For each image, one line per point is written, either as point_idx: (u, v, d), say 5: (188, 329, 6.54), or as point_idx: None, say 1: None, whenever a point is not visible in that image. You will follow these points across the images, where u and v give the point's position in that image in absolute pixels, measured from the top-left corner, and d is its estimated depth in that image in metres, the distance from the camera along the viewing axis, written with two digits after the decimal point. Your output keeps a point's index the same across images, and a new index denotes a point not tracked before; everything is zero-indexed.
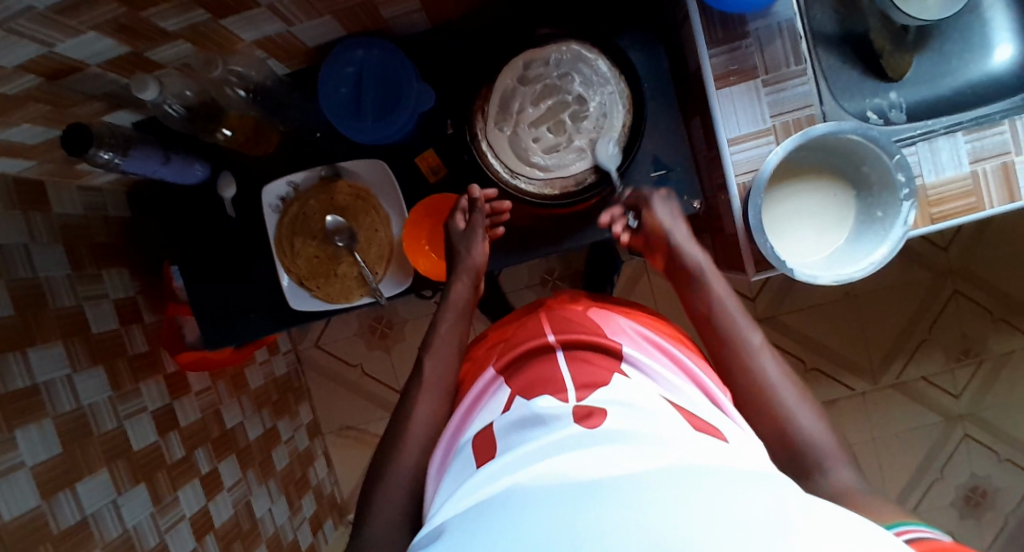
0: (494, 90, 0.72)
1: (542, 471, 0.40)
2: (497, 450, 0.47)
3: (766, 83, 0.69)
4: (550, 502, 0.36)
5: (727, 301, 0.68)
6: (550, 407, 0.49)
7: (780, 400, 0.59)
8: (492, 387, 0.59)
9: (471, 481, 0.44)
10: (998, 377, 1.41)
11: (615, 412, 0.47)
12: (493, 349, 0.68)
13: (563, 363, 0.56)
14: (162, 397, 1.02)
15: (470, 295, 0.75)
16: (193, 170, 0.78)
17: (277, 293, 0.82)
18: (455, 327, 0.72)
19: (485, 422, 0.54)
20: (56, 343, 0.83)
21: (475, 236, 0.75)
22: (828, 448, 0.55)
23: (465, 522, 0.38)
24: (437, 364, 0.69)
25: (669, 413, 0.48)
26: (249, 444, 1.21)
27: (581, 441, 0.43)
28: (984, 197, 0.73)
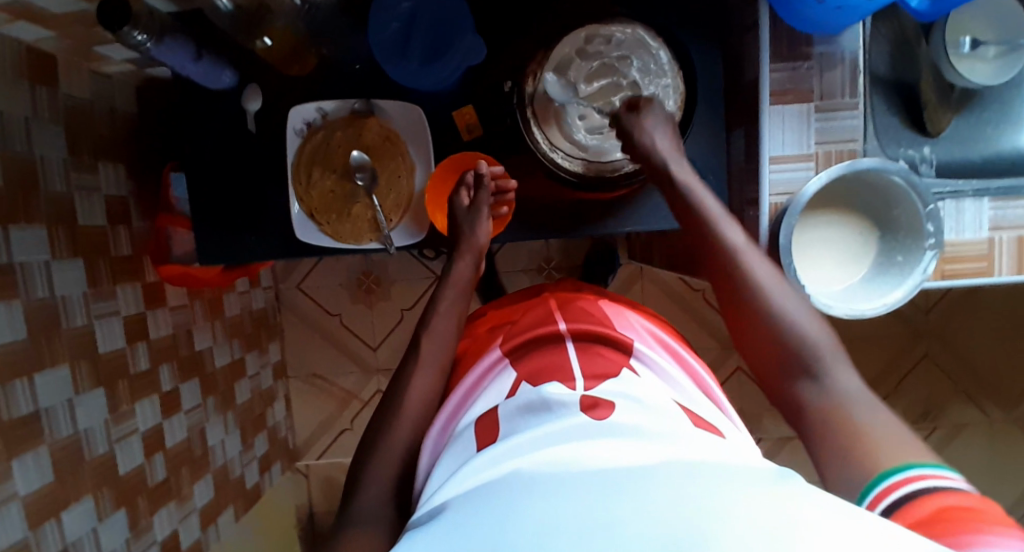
0: (552, 57, 0.71)
1: (548, 458, 0.39)
2: (499, 436, 0.47)
3: (818, 109, 0.70)
4: (563, 486, 0.35)
5: (722, 222, 0.64)
6: (559, 393, 0.49)
7: (781, 325, 0.58)
8: (494, 370, 0.58)
9: (471, 465, 0.43)
10: (949, 444, 1.46)
11: (622, 405, 0.46)
12: (499, 330, 0.67)
13: (574, 354, 0.56)
14: (137, 304, 0.98)
15: (472, 275, 0.73)
16: (221, 76, 0.75)
17: (283, 220, 0.79)
18: (454, 308, 0.70)
19: (488, 405, 0.53)
20: (40, 226, 0.79)
21: (478, 214, 0.73)
22: (829, 365, 0.55)
23: (464, 503, 0.37)
24: (433, 344, 0.67)
25: (675, 411, 0.47)
26: (214, 371, 1.18)
27: (591, 431, 0.42)
28: (995, 264, 0.74)
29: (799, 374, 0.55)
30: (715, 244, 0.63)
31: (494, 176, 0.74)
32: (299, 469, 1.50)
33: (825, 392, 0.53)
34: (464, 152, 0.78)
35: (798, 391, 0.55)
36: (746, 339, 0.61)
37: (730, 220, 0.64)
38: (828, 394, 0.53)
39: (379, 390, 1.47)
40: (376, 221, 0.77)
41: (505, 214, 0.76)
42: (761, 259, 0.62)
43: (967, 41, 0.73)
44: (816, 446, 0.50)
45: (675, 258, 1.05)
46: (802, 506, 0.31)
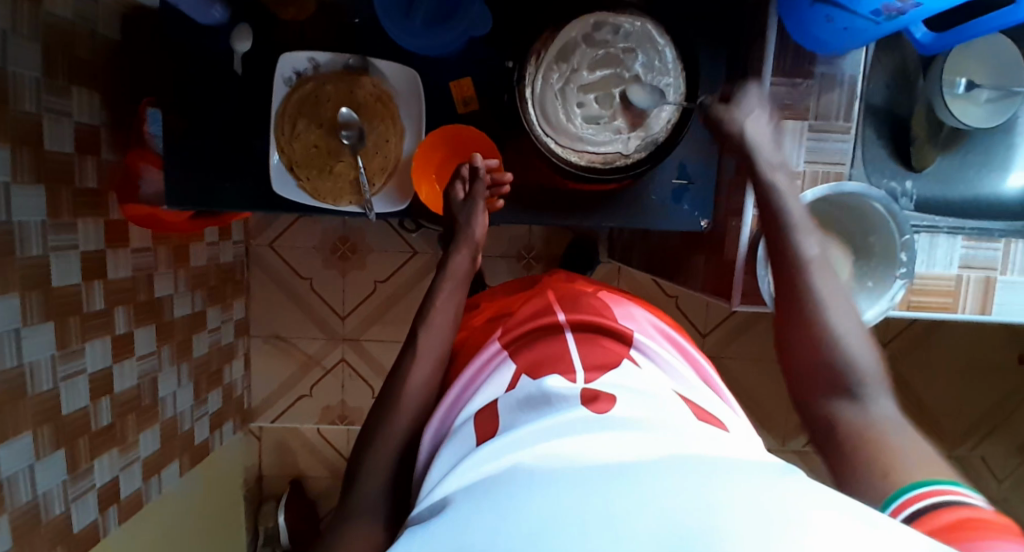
0: (557, 39, 0.69)
1: (548, 450, 0.39)
2: (498, 430, 0.46)
3: (812, 128, 0.70)
4: (568, 477, 0.34)
5: (799, 226, 0.60)
6: (560, 386, 0.48)
7: (834, 339, 0.54)
8: (493, 362, 0.57)
9: (468, 460, 0.42)
10: None
11: (624, 398, 0.46)
12: (498, 322, 0.66)
13: (574, 345, 0.56)
14: (97, 242, 0.94)
15: (470, 267, 0.72)
16: (211, 11, 0.72)
17: (262, 172, 0.77)
18: (451, 300, 0.69)
19: (488, 399, 0.52)
20: (4, 145, 0.75)
21: (473, 210, 0.72)
22: (875, 389, 0.51)
23: (462, 496, 0.37)
24: (434, 336, 0.65)
25: (678, 402, 0.48)
26: (172, 320, 1.14)
27: (589, 424, 0.42)
28: (959, 300, 0.76)
29: (839, 391, 0.52)
30: (785, 243, 0.59)
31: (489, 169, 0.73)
32: (251, 431, 1.47)
33: (862, 415, 0.50)
34: (446, 127, 0.76)
35: (836, 410, 0.52)
36: (790, 349, 0.57)
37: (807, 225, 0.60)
38: (866, 418, 0.50)
39: (343, 359, 1.45)
40: (358, 183, 0.75)
41: (498, 206, 0.76)
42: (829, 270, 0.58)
43: (962, 81, 0.74)
44: (857, 458, 0.46)
45: (654, 261, 1.05)
46: (821, 502, 0.30)
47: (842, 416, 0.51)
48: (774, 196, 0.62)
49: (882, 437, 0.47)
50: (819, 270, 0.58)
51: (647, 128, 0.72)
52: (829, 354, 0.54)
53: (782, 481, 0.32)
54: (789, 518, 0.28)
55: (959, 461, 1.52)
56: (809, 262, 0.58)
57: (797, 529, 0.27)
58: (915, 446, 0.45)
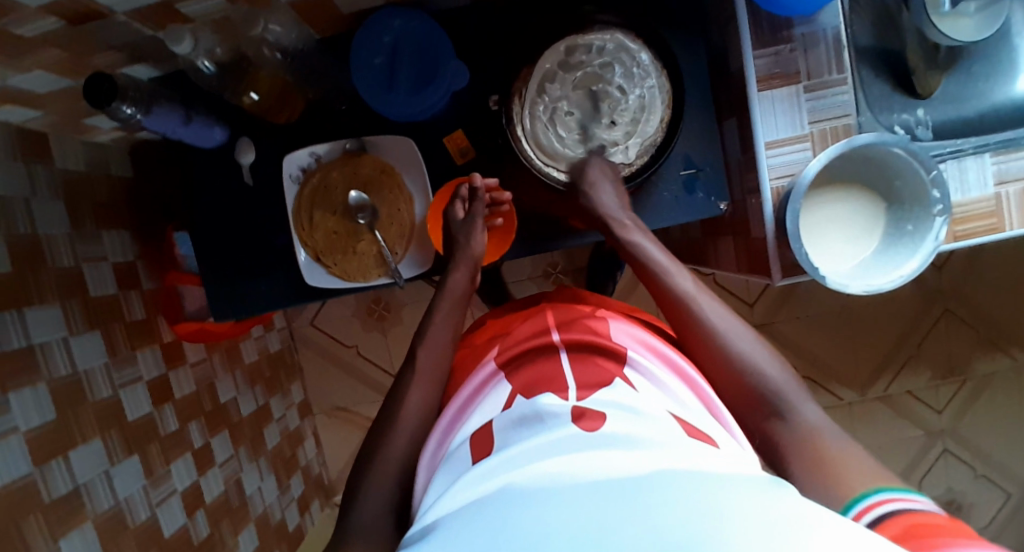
0: (534, 73, 0.71)
1: (539, 471, 0.42)
2: (491, 448, 0.49)
3: (807, 89, 0.69)
4: (555, 499, 0.37)
5: (671, 273, 0.66)
6: (552, 404, 0.51)
7: (747, 364, 0.59)
8: (489, 383, 0.61)
9: (464, 479, 0.45)
10: (980, 396, 1.49)
11: (614, 415, 0.48)
12: (493, 344, 0.69)
13: (568, 364, 0.59)
14: (157, 367, 0.98)
15: (467, 287, 0.73)
16: (213, 133, 0.74)
17: (289, 268, 0.80)
18: (449, 320, 0.70)
19: (482, 419, 0.55)
20: (53, 304, 0.80)
21: (473, 229, 0.73)
22: (794, 399, 0.56)
23: (454, 520, 0.40)
24: (430, 356, 0.68)
25: (667, 420, 0.49)
26: (240, 420, 1.19)
27: (585, 439, 0.45)
28: (1005, 218, 0.73)
29: (768, 411, 0.56)
30: (669, 293, 0.65)
31: (489, 188, 0.74)
32: (337, 504, 1.50)
33: (797, 429, 0.54)
34: (454, 182, 0.78)
35: (773, 432, 0.55)
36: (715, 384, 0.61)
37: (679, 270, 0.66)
38: (799, 435, 0.54)
39: None
40: (382, 255, 0.77)
41: (498, 225, 0.77)
42: (713, 300, 0.64)
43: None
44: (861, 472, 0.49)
45: (683, 250, 1.06)
46: (819, 518, 0.33)
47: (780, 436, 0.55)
48: (643, 255, 0.68)
49: (821, 450, 0.51)
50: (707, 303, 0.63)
51: (643, 134, 0.72)
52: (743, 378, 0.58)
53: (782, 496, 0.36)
54: (788, 531, 0.32)
55: None
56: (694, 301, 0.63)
57: (793, 537, 0.31)
58: (854, 457, 0.50)
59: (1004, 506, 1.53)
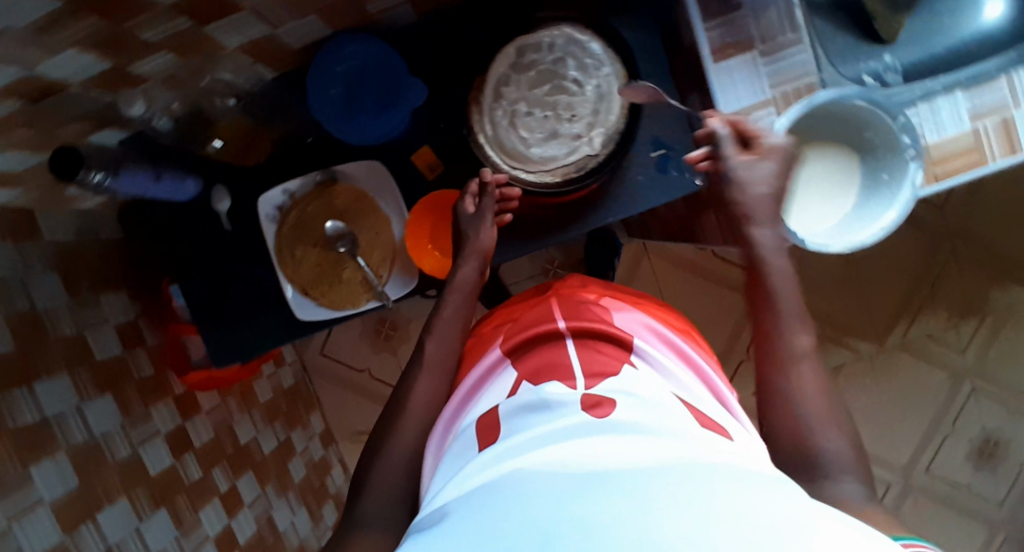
0: (487, 79, 0.71)
1: (544, 459, 0.43)
2: (500, 434, 0.51)
3: (763, 54, 0.68)
4: (553, 483, 0.38)
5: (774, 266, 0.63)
6: (560, 393, 0.54)
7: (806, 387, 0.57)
8: (495, 369, 0.64)
9: (471, 471, 0.47)
10: (1003, 329, 1.46)
11: (623, 402, 0.51)
12: (498, 330, 0.71)
13: (573, 350, 0.61)
14: (173, 419, 1.00)
15: (476, 279, 0.73)
16: (185, 186, 0.75)
17: (281, 306, 0.80)
18: (457, 313, 0.72)
19: (491, 403, 0.58)
20: (61, 374, 0.82)
21: (483, 222, 0.71)
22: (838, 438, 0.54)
23: (461, 507, 0.41)
24: (440, 344, 0.70)
25: (679, 408, 0.52)
26: (265, 459, 1.20)
27: (588, 429, 0.46)
28: (987, 152, 0.71)
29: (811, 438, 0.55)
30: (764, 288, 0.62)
31: (499, 183, 0.70)
32: None
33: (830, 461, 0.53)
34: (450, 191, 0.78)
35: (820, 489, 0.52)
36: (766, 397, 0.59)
37: (781, 267, 0.63)
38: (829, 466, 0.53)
39: None
40: (368, 280, 0.78)
41: (507, 220, 0.74)
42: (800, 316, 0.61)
43: None
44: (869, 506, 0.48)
45: (671, 231, 1.06)
46: (824, 518, 0.33)
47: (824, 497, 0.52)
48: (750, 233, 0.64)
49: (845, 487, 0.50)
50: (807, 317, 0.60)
51: (607, 122, 0.71)
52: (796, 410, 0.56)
53: (787, 497, 0.35)
54: (786, 532, 0.31)
55: None
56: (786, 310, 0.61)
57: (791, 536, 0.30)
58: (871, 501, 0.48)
59: None
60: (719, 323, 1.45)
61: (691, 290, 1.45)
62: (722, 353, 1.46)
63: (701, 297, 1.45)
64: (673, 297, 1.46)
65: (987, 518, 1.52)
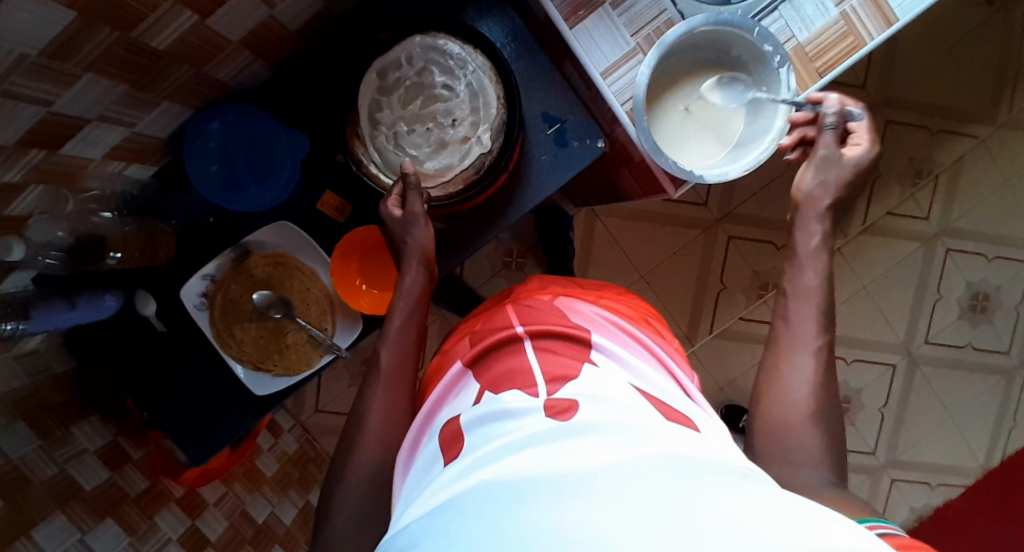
0: (359, 110, 0.70)
1: (510, 467, 0.44)
2: (462, 447, 0.52)
3: (614, 5, 0.67)
4: (520, 492, 0.39)
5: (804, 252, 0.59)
6: (522, 400, 0.54)
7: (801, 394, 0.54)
8: (459, 383, 0.64)
9: (438, 486, 0.47)
10: (958, 184, 1.48)
11: (584, 402, 0.51)
12: (460, 342, 0.72)
13: (532, 354, 0.61)
14: (181, 521, 1.02)
15: (425, 284, 0.71)
16: (106, 303, 0.75)
17: (239, 388, 0.80)
18: (410, 323, 0.70)
19: (456, 413, 0.59)
20: (55, 514, 0.82)
21: (418, 223, 0.69)
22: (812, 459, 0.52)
23: (431, 523, 0.41)
24: (396, 355, 0.68)
25: (644, 405, 0.53)
26: (288, 529, 1.21)
27: (553, 434, 0.47)
28: (861, 33, 0.71)
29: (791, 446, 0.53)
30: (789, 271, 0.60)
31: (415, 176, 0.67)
32: None
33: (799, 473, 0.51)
34: (370, 227, 0.77)
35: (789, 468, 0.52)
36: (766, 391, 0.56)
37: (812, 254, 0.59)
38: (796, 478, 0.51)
39: None
40: (314, 337, 0.79)
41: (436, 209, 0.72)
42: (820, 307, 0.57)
43: None
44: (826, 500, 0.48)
45: (603, 191, 1.06)
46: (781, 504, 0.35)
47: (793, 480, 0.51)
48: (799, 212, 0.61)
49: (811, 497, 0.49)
50: (805, 299, 0.57)
51: (489, 116, 0.70)
52: (786, 396, 0.54)
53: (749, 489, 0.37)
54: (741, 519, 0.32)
55: (1010, 127, 1.46)
56: (808, 298, 0.58)
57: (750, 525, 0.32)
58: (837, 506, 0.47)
59: None
60: (686, 262, 1.46)
61: (650, 238, 1.45)
62: (698, 288, 1.47)
63: (662, 242, 1.46)
64: (635, 250, 1.46)
65: (995, 366, 1.55)
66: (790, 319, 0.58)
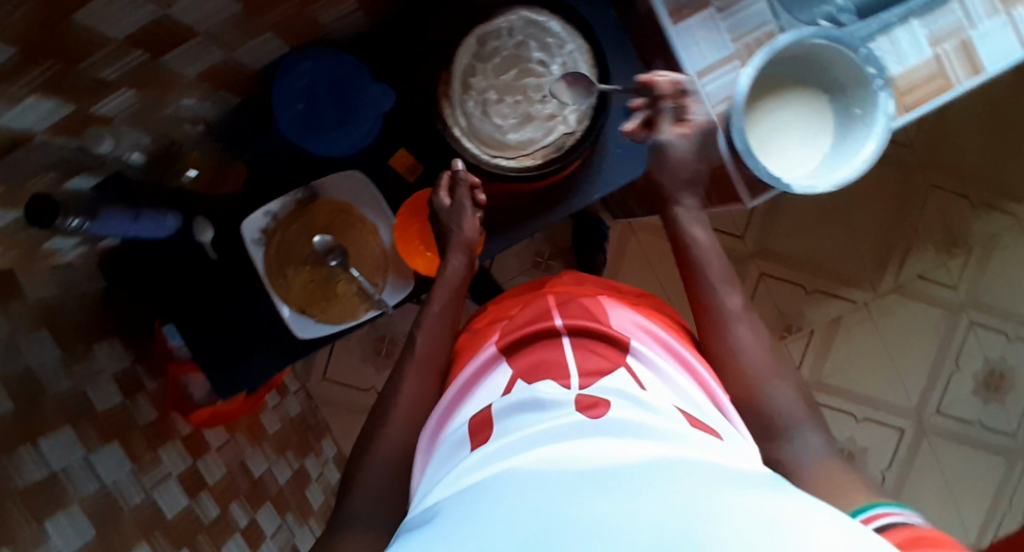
0: (454, 71, 0.70)
1: (543, 456, 0.41)
2: (491, 434, 0.48)
3: (719, 10, 0.69)
4: (560, 483, 0.36)
5: (720, 282, 0.66)
6: (552, 393, 0.50)
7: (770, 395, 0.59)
8: (488, 367, 0.60)
9: (461, 472, 0.44)
10: (989, 259, 1.49)
11: (617, 402, 0.48)
12: (492, 327, 0.68)
13: (569, 349, 0.58)
14: (183, 460, 0.97)
15: (465, 272, 0.72)
16: (166, 221, 0.75)
17: (279, 328, 0.80)
18: (446, 311, 0.71)
19: (483, 403, 0.55)
20: (65, 428, 0.78)
21: (465, 215, 0.71)
22: (799, 430, 0.57)
23: (454, 505, 0.39)
24: (428, 339, 0.68)
25: (671, 411, 0.49)
26: (281, 489, 1.17)
27: (579, 431, 0.44)
28: (951, 76, 0.72)
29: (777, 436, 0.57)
30: (709, 298, 0.65)
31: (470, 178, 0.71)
32: None
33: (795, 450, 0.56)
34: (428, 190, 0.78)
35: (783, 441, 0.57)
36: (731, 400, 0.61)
37: (727, 279, 0.66)
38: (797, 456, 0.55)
39: None
40: (363, 290, 0.78)
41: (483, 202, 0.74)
42: (750, 321, 0.63)
43: None
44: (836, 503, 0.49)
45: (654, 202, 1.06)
46: (826, 517, 0.32)
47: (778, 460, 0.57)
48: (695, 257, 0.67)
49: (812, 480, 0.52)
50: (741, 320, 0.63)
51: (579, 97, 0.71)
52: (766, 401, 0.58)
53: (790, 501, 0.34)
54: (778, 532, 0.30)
55: None
56: (732, 314, 0.64)
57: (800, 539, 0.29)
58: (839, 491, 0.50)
59: None
60: None
61: None
62: None
63: None
64: (665, 271, 1.46)
65: (999, 446, 1.54)
66: (731, 336, 0.63)
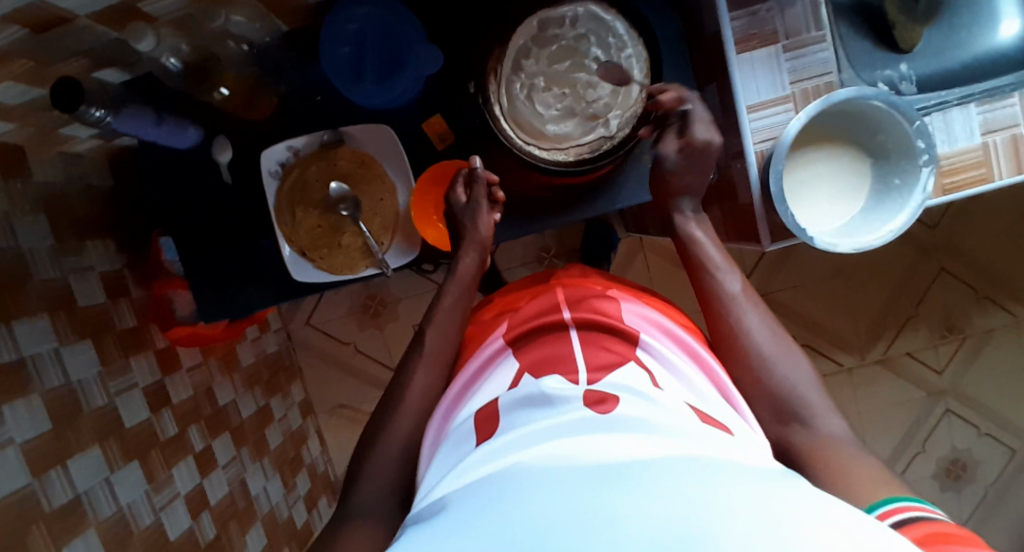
0: (507, 51, 0.69)
1: (549, 450, 0.40)
2: (497, 428, 0.48)
3: (786, 49, 0.68)
4: (574, 478, 0.35)
5: (720, 270, 0.68)
6: (559, 387, 0.49)
7: (778, 376, 0.59)
8: (494, 360, 0.60)
9: (468, 463, 0.44)
10: (979, 353, 1.48)
11: (625, 398, 0.47)
12: (500, 319, 0.67)
13: (578, 346, 0.57)
14: (153, 374, 0.95)
15: (478, 269, 0.73)
16: (186, 133, 0.73)
17: (278, 264, 0.79)
18: (458, 303, 0.71)
19: (489, 397, 0.54)
20: (42, 316, 0.76)
21: (479, 211, 0.73)
22: (820, 412, 0.56)
23: (462, 500, 0.38)
24: (439, 335, 0.68)
25: (681, 408, 0.48)
26: (242, 422, 1.16)
27: (591, 425, 0.42)
28: (994, 168, 0.71)
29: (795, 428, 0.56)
30: (710, 288, 0.67)
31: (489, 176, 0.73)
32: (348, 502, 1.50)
33: (814, 437, 0.54)
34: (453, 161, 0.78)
35: (790, 435, 0.56)
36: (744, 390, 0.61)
37: (727, 266, 0.68)
38: (817, 439, 0.54)
39: None
40: (368, 247, 0.76)
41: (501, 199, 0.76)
42: (753, 303, 0.65)
43: None
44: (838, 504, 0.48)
45: None
46: (834, 511, 0.30)
47: (795, 440, 0.55)
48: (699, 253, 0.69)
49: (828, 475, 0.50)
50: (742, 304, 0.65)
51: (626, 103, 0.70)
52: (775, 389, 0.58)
53: (802, 494, 0.32)
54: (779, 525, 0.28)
55: None
56: (734, 299, 0.65)
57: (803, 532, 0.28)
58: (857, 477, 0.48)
59: (1010, 463, 1.52)
60: None
61: (684, 288, 1.45)
62: None
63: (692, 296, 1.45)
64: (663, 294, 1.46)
65: None
66: (731, 318, 0.64)
